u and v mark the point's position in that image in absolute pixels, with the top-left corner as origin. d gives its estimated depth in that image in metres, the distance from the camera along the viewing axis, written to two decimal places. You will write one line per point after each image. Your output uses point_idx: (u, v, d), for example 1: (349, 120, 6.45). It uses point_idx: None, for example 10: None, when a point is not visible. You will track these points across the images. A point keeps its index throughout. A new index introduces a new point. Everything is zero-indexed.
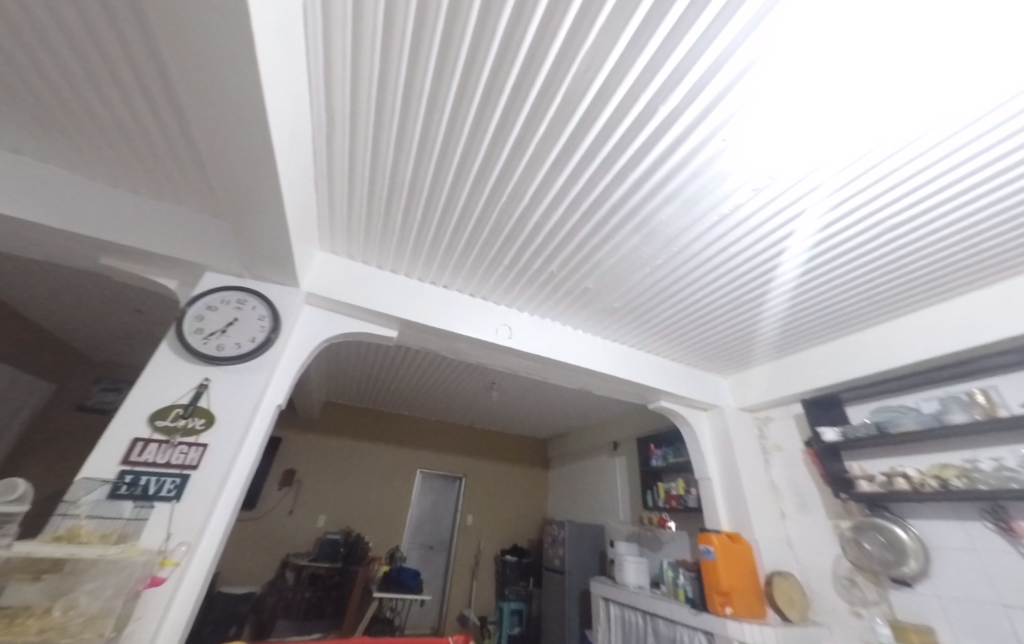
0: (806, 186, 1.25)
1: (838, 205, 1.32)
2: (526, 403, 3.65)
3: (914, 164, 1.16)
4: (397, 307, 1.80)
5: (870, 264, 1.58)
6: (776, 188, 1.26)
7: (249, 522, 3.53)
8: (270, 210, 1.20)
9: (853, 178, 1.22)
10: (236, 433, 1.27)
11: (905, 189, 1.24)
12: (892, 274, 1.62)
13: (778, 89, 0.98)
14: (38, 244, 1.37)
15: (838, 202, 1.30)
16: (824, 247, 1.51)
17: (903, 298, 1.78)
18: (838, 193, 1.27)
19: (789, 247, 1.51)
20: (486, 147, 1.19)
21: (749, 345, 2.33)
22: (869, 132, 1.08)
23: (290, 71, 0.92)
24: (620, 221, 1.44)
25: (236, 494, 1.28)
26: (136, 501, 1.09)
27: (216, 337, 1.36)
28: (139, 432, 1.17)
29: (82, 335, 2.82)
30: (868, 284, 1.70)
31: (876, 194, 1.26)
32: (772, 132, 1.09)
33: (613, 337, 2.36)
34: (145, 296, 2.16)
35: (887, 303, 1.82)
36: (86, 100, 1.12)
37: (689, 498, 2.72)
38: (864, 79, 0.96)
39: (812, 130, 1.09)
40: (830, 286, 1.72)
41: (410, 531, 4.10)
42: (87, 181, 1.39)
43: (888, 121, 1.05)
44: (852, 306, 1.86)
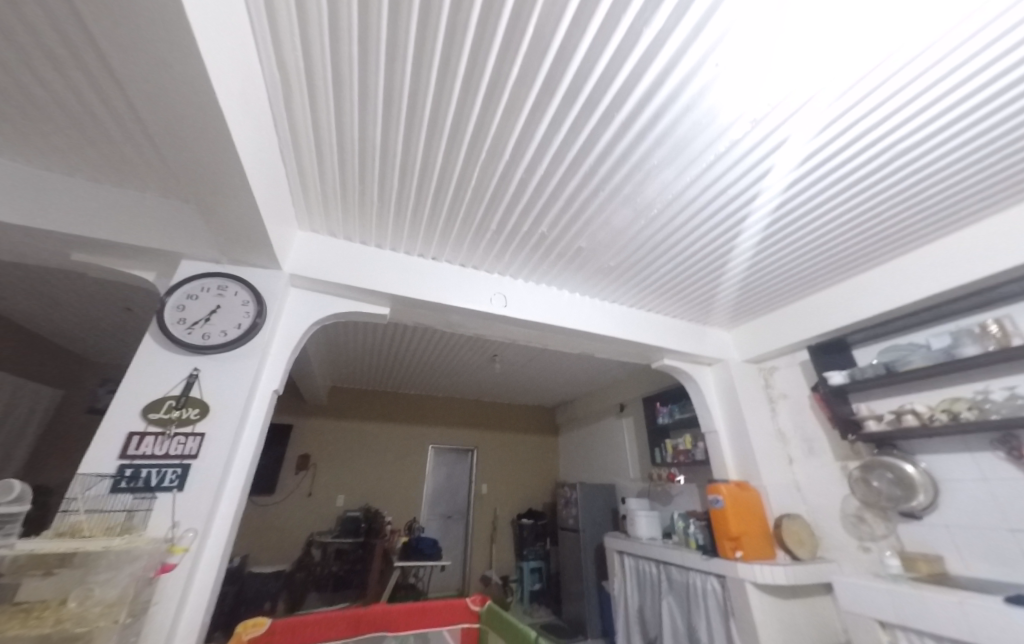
0: (809, 113, 1.14)
1: (844, 132, 1.21)
2: (530, 373, 3.65)
3: (929, 76, 1.04)
4: (387, 283, 1.75)
5: (863, 204, 1.51)
6: (776, 118, 1.16)
7: (271, 506, 3.64)
8: (237, 189, 1.13)
9: (860, 99, 1.11)
10: (234, 420, 1.25)
11: (905, 115, 1.15)
12: (890, 212, 1.55)
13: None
14: (4, 243, 1.31)
15: (836, 133, 1.21)
16: (817, 188, 1.43)
17: (903, 235, 1.71)
18: (843, 118, 1.16)
19: (787, 187, 1.42)
20: (458, 96, 1.08)
21: (749, 297, 2.28)
22: (871, 48, 0.98)
23: (229, 23, 0.81)
24: (609, 170, 1.34)
25: (241, 478, 1.28)
26: (139, 493, 1.09)
27: (200, 325, 1.32)
28: (133, 426, 1.15)
29: (77, 336, 2.80)
30: (876, 220, 1.60)
31: (886, 116, 1.15)
32: (770, 50, 0.98)
33: (610, 298, 2.29)
34: (127, 291, 2.10)
35: (887, 242, 1.75)
36: (18, 80, 1.01)
37: (697, 452, 2.75)
38: None
39: (818, 37, 0.96)
40: (823, 229, 1.66)
41: (428, 503, 4.23)
42: (42, 172, 1.31)
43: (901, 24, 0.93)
44: (849, 248, 1.80)
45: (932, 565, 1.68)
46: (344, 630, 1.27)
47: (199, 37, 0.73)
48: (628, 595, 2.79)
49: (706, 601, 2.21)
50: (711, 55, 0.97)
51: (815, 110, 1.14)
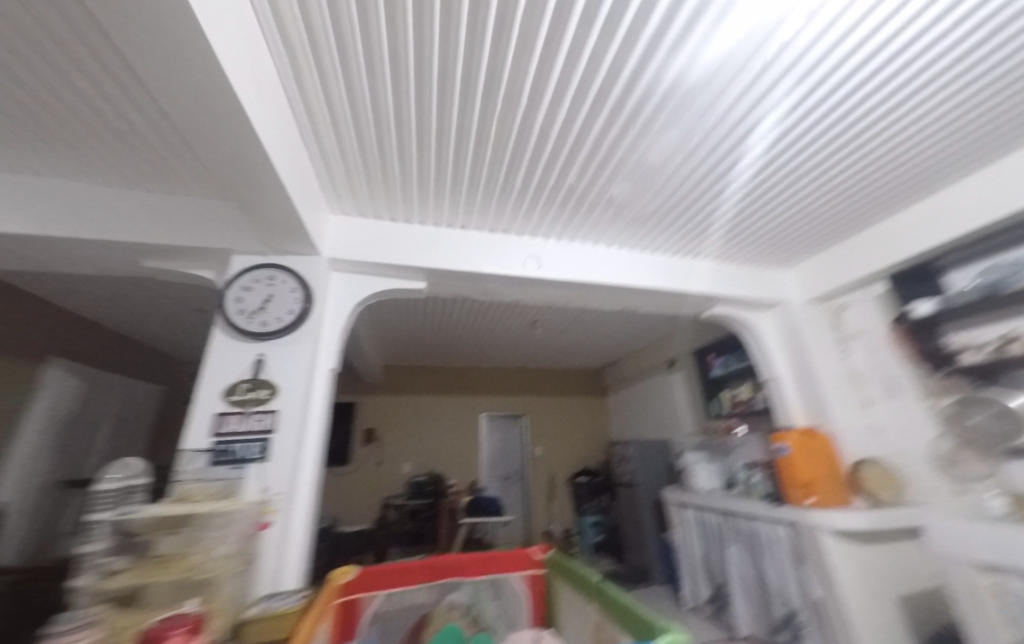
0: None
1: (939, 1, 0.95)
2: (572, 335, 3.60)
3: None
4: (420, 257, 1.76)
5: (947, 101, 1.25)
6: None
7: (348, 475, 4.04)
8: (268, 183, 1.16)
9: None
10: (300, 397, 1.36)
11: None
12: (986, 105, 1.28)
13: None
14: (91, 257, 1.49)
15: (911, 17, 0.98)
16: (887, 91, 1.20)
17: (1007, 132, 1.40)
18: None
19: (847, 94, 1.21)
20: (464, 50, 0.99)
21: (813, 227, 2.01)
22: None
23: (235, 19, 0.80)
24: (638, 105, 1.19)
25: (315, 447, 1.41)
26: (233, 464, 1.24)
27: (258, 314, 1.43)
28: (218, 407, 1.30)
29: (159, 335, 3.17)
30: (980, 111, 1.30)
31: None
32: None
33: (649, 247, 2.15)
34: (182, 290, 2.30)
35: (984, 143, 1.45)
36: (66, 104, 1.09)
37: (757, 401, 2.61)
38: None
39: None
40: (895, 139, 1.41)
41: (486, 467, 4.46)
42: (107, 189, 1.44)
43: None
44: (932, 156, 1.52)
45: None
46: (419, 578, 1.28)
47: (209, 36, 0.72)
48: (691, 544, 2.81)
49: (775, 548, 2.17)
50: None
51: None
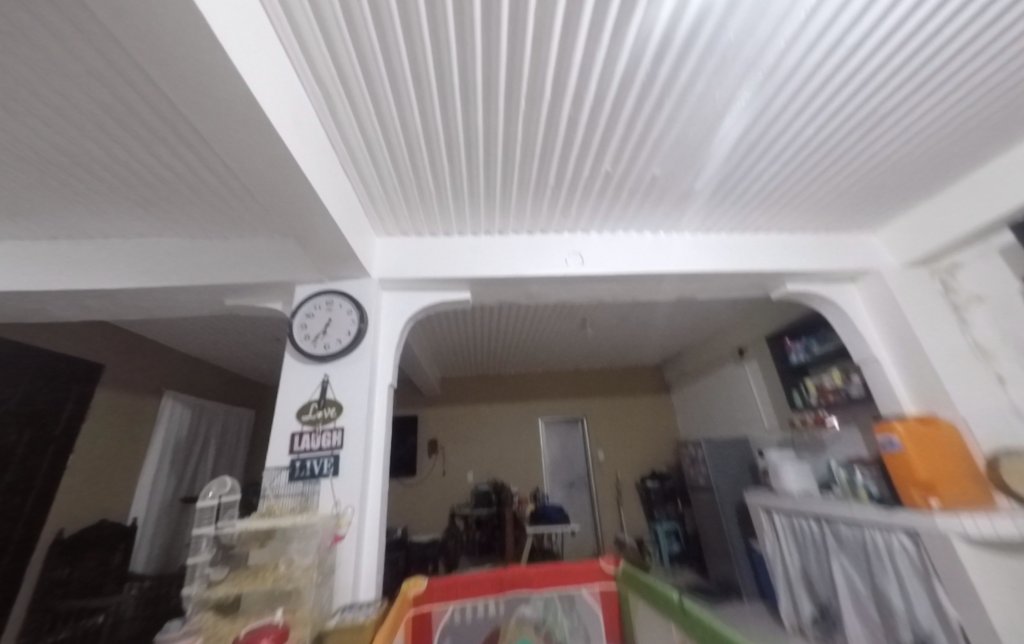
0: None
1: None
2: (626, 332, 3.44)
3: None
4: (462, 267, 1.79)
5: None
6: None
7: (416, 485, 4.21)
8: (318, 216, 1.25)
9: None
10: (363, 413, 1.43)
11: None
12: None
13: None
14: (186, 301, 1.71)
15: None
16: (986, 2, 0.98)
17: None
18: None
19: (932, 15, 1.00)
20: (482, 54, 0.98)
21: (902, 180, 1.72)
22: None
23: (274, 70, 0.86)
24: (673, 73, 1.10)
25: (380, 461, 1.48)
26: (309, 479, 1.34)
27: (321, 338, 1.53)
28: (293, 427, 1.41)
29: (244, 365, 3.55)
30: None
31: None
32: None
33: (701, 227, 1.98)
34: (257, 323, 2.56)
35: None
36: (154, 172, 1.27)
37: (852, 388, 2.28)
38: None
39: None
40: (1003, 59, 1.16)
41: (549, 474, 4.39)
42: (193, 241, 1.66)
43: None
44: None
45: None
46: (489, 590, 1.26)
47: (255, 93, 0.79)
48: (785, 554, 2.52)
49: (892, 560, 1.85)
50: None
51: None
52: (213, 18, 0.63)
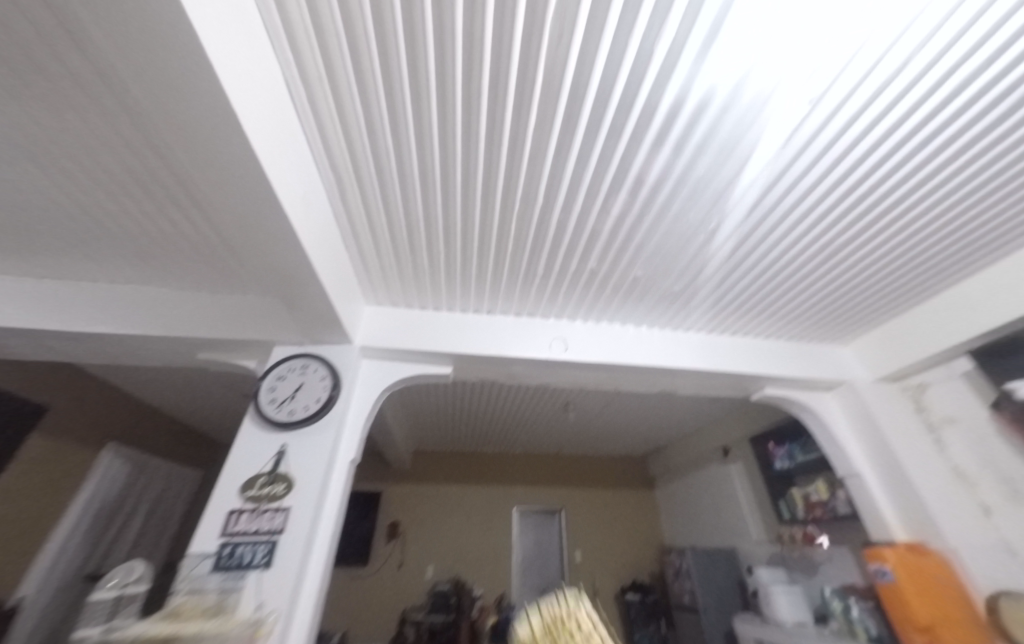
0: (891, 70, 0.92)
1: (953, 76, 0.94)
2: (609, 419, 3.37)
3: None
4: (446, 342, 1.79)
5: (973, 179, 1.22)
6: (849, 83, 0.95)
7: (367, 578, 3.69)
8: (308, 282, 1.28)
9: (971, 27, 0.85)
10: (315, 493, 1.30)
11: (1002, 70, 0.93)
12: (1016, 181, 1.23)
13: None
14: (156, 351, 1.65)
15: (912, 104, 1.00)
16: (906, 170, 1.19)
17: None
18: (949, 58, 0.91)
19: (865, 174, 1.20)
20: (483, 158, 1.11)
21: (862, 301, 1.86)
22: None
23: (293, 151, 0.98)
24: (652, 193, 1.25)
25: (323, 554, 1.31)
26: (235, 571, 1.17)
27: (287, 403, 1.46)
28: (234, 503, 1.27)
29: (203, 419, 3.32)
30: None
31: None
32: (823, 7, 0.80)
33: (681, 326, 2.07)
34: (228, 377, 2.46)
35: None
36: (159, 227, 1.33)
37: (838, 504, 2.18)
38: None
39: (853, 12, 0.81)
40: (929, 215, 1.36)
41: (519, 575, 3.90)
42: (180, 292, 1.66)
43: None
44: (978, 229, 1.43)
45: None
46: None
47: (267, 170, 0.87)
48: None
49: None
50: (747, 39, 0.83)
51: (912, 57, 0.90)
52: (236, 99, 0.72)
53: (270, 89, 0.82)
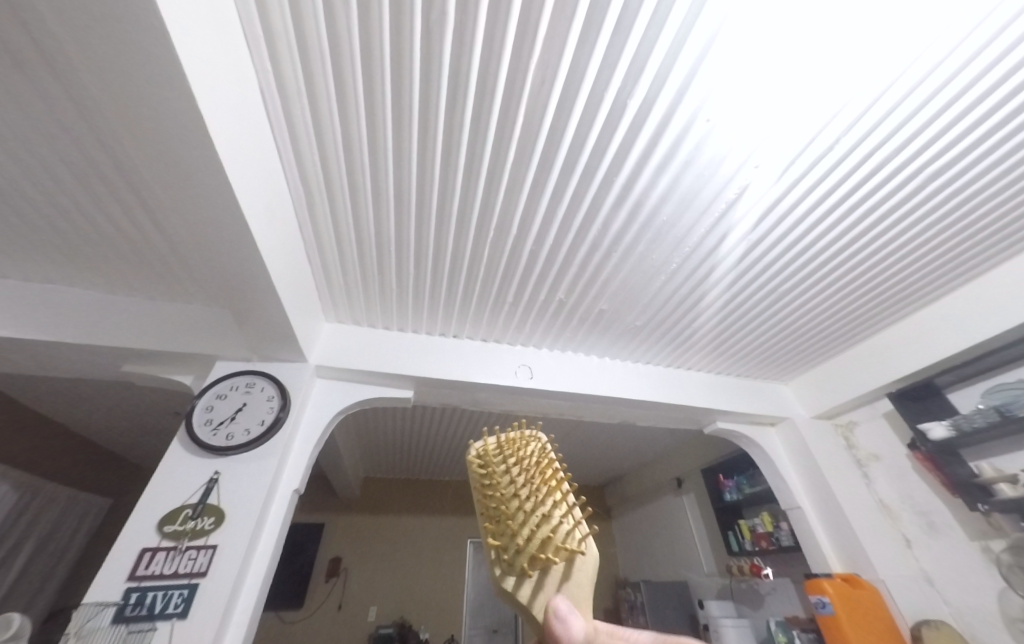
0: (825, 143, 1.07)
1: (871, 154, 1.11)
2: (569, 448, 3.36)
3: (958, 80, 0.95)
4: (410, 365, 1.74)
5: (885, 243, 1.43)
6: (793, 151, 1.08)
7: (300, 623, 3.32)
8: (265, 296, 1.20)
9: (884, 116, 1.02)
10: (248, 528, 1.17)
11: (903, 155, 1.12)
12: (917, 248, 1.46)
13: (745, 66, 0.88)
14: (72, 361, 1.46)
15: (838, 175, 1.16)
16: (833, 230, 1.36)
17: (950, 265, 1.55)
18: (870, 138, 1.08)
19: (801, 232, 1.35)
20: (460, 185, 1.13)
21: (800, 344, 2.04)
22: (857, 88, 0.96)
23: (262, 160, 0.94)
24: (619, 232, 1.32)
25: (251, 599, 1.16)
26: (140, 623, 1.00)
27: (226, 425, 1.33)
28: (148, 541, 1.11)
29: (120, 439, 2.94)
30: (932, 242, 1.43)
31: (923, 129, 1.05)
32: (771, 85, 0.93)
33: (642, 359, 2.15)
34: (157, 393, 2.21)
35: (932, 274, 1.60)
36: (96, 224, 1.21)
37: (782, 536, 2.28)
38: (833, 29, 0.85)
39: (794, 92, 0.95)
40: (852, 271, 1.56)
41: (470, 615, 3.68)
42: (111, 296, 1.50)
43: (911, 28, 0.86)
44: (891, 285, 1.65)
45: None
46: None
47: (230, 176, 0.83)
48: None
49: None
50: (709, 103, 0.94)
51: (841, 134, 1.06)
52: (204, 99, 0.69)
53: (241, 96, 0.80)
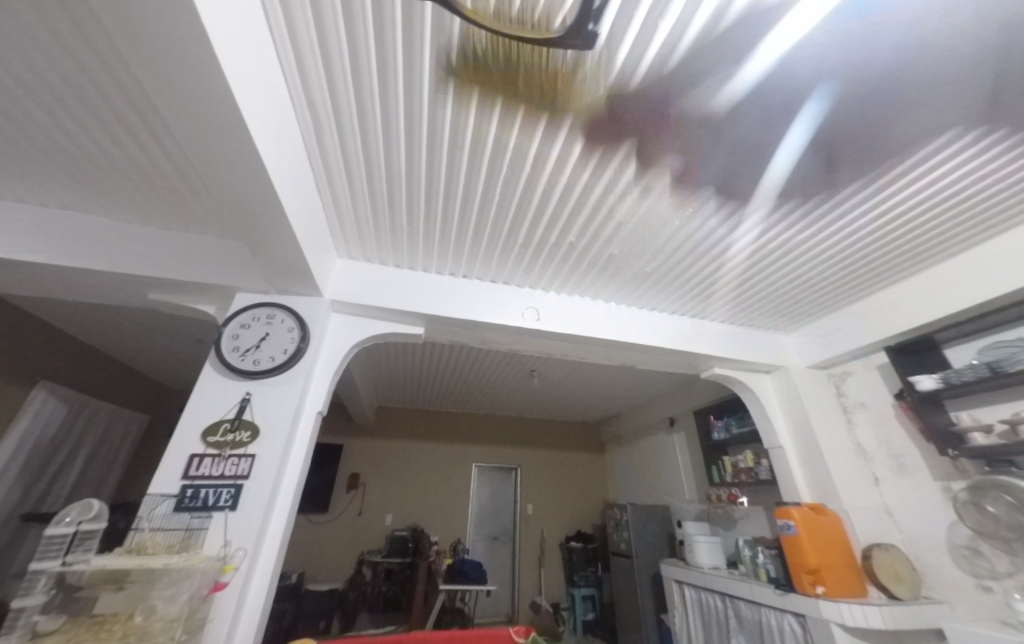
0: (866, 78, 0.98)
1: (920, 94, 1.02)
2: (571, 387, 3.53)
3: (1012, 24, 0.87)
4: (421, 302, 1.79)
5: (904, 203, 1.39)
6: (834, 85, 0.99)
7: (326, 524, 3.80)
8: (279, 230, 1.21)
9: (947, 42, 0.90)
10: (280, 442, 1.31)
11: (938, 107, 1.04)
12: (936, 210, 1.42)
13: None
14: (101, 287, 1.53)
15: (868, 125, 1.10)
16: (849, 183, 1.30)
17: (978, 224, 1.49)
18: (924, 72, 0.96)
19: (824, 184, 1.30)
20: (474, 118, 1.07)
21: (813, 295, 2.03)
22: (910, 23, 0.86)
23: (266, 82, 0.88)
24: (637, 172, 1.26)
25: (289, 499, 1.34)
26: (198, 512, 1.18)
27: (252, 352, 1.42)
28: (195, 448, 1.26)
29: (150, 363, 3.14)
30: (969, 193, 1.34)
31: (970, 73, 0.96)
32: (810, 9, 0.83)
33: (650, 305, 2.18)
34: (180, 321, 2.32)
35: (952, 236, 1.56)
36: (106, 151, 1.19)
37: (760, 471, 2.47)
38: None
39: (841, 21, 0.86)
40: (865, 228, 1.52)
41: (473, 524, 4.18)
42: (128, 226, 1.52)
43: None
44: (906, 244, 1.61)
45: None
46: None
47: (240, 105, 0.80)
48: (690, 631, 2.47)
49: None
50: (753, 22, 0.84)
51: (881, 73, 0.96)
52: (211, 23, 0.66)
53: (244, 12, 0.74)
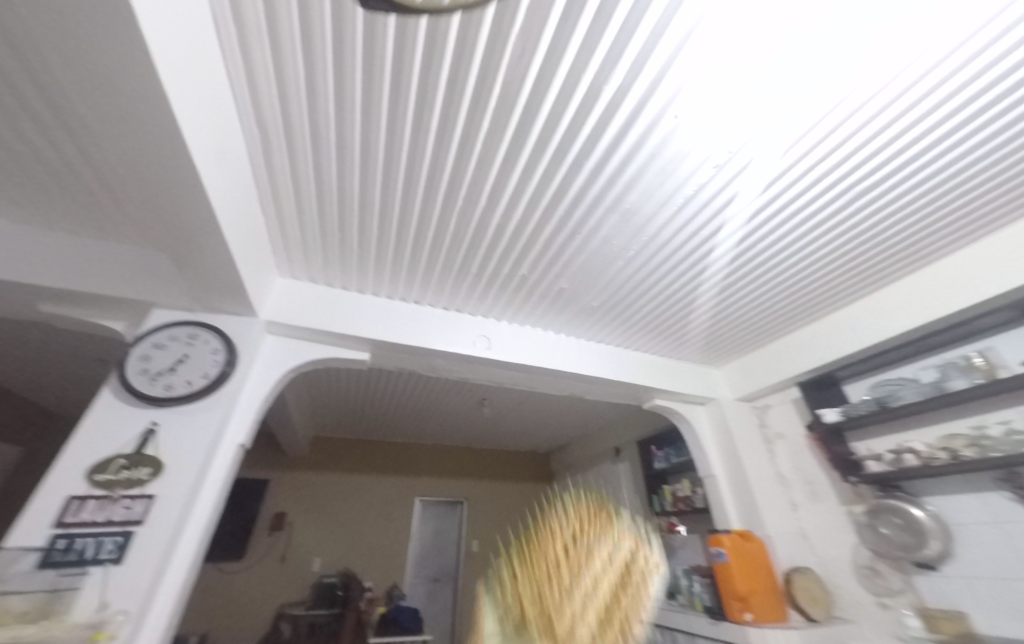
0: (786, 143, 1.14)
1: (813, 168, 1.23)
2: (521, 417, 3.53)
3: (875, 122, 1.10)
4: (368, 327, 1.72)
5: (807, 255, 1.63)
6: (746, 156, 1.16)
7: (241, 573, 3.34)
8: (210, 245, 1.13)
9: (830, 131, 1.12)
10: (190, 480, 1.16)
11: (826, 180, 1.27)
12: (832, 263, 1.68)
13: (715, 63, 0.92)
14: None
15: (776, 190, 1.30)
16: (764, 236, 1.51)
17: (861, 278, 1.79)
18: (813, 150, 1.17)
19: (746, 234, 1.49)
20: (431, 149, 1.11)
21: (738, 332, 2.26)
22: (801, 113, 1.06)
23: (208, 88, 0.85)
24: (585, 212, 1.35)
25: (194, 547, 1.15)
26: (70, 568, 0.98)
27: (165, 376, 1.27)
28: (75, 490, 1.07)
29: (30, 386, 2.66)
30: (873, 241, 1.55)
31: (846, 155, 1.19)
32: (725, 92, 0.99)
33: (597, 338, 2.28)
34: (77, 337, 2.01)
35: (843, 287, 1.85)
36: (4, 143, 1.05)
37: (696, 499, 2.64)
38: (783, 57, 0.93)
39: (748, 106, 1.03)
40: (778, 275, 1.76)
41: (413, 566, 3.91)
42: (21, 227, 1.32)
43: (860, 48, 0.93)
44: (810, 291, 1.87)
45: (956, 625, 1.51)
46: None
47: (178, 114, 0.76)
48: None
49: None
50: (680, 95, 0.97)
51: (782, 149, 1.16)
52: (154, 34, 0.64)
53: (193, 24, 0.73)
